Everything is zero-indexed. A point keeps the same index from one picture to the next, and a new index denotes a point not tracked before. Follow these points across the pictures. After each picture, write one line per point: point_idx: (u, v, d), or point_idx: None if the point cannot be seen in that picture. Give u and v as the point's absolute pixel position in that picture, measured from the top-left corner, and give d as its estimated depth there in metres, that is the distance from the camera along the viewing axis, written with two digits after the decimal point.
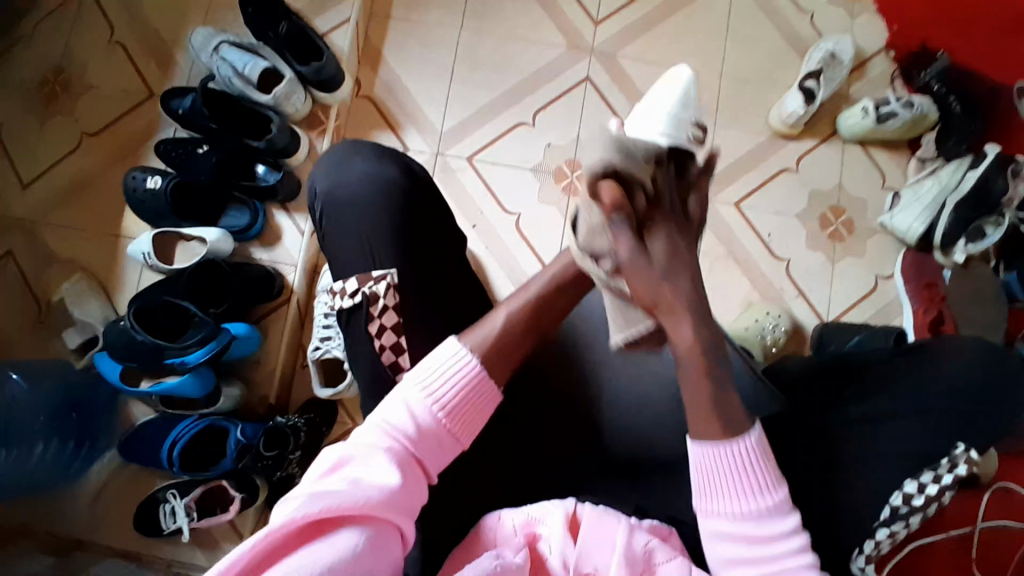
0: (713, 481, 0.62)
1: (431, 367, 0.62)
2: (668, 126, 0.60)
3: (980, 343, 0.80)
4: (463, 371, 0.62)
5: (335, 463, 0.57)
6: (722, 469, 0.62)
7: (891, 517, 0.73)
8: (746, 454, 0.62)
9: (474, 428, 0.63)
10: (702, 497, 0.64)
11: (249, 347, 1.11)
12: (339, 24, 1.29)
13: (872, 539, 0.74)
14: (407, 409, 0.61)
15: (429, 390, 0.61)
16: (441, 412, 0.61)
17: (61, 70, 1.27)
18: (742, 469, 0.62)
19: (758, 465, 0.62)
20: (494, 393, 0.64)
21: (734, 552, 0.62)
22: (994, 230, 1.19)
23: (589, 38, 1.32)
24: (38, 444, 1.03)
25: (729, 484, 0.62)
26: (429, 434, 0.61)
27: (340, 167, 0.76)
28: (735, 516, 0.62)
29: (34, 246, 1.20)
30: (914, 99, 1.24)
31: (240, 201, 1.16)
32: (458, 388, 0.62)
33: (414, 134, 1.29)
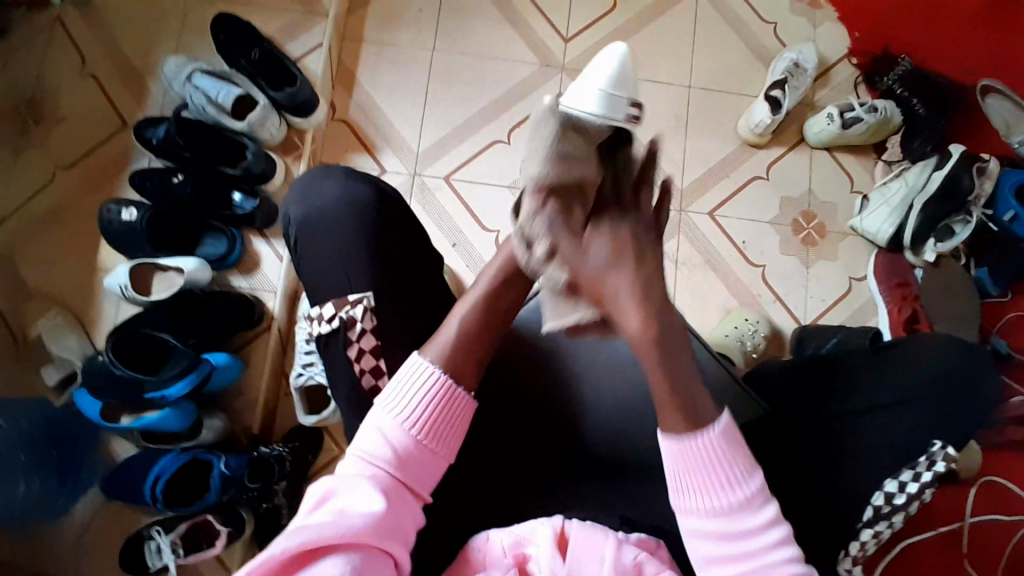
0: (683, 477, 0.61)
1: (399, 388, 0.63)
2: (599, 104, 0.56)
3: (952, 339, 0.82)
4: (432, 388, 0.63)
5: (319, 499, 0.57)
6: (695, 462, 0.60)
7: (874, 518, 0.74)
8: (716, 446, 0.60)
9: (453, 439, 0.64)
10: (678, 495, 0.62)
11: (230, 376, 1.10)
12: (312, 48, 1.30)
13: (857, 540, 0.74)
14: (383, 433, 0.61)
15: (400, 412, 0.62)
16: (416, 430, 0.62)
17: (31, 102, 1.26)
18: (716, 459, 0.60)
19: (727, 456, 0.60)
20: (467, 402, 0.65)
21: (711, 548, 0.61)
22: (963, 228, 1.22)
23: (560, 55, 1.35)
24: (21, 483, 1.00)
25: (700, 476, 0.60)
26: (409, 453, 0.61)
27: (311, 193, 0.77)
28: (709, 510, 0.61)
29: (7, 281, 1.18)
30: (876, 105, 1.28)
31: (217, 229, 1.15)
32: (429, 405, 0.63)
33: (391, 155, 1.30)
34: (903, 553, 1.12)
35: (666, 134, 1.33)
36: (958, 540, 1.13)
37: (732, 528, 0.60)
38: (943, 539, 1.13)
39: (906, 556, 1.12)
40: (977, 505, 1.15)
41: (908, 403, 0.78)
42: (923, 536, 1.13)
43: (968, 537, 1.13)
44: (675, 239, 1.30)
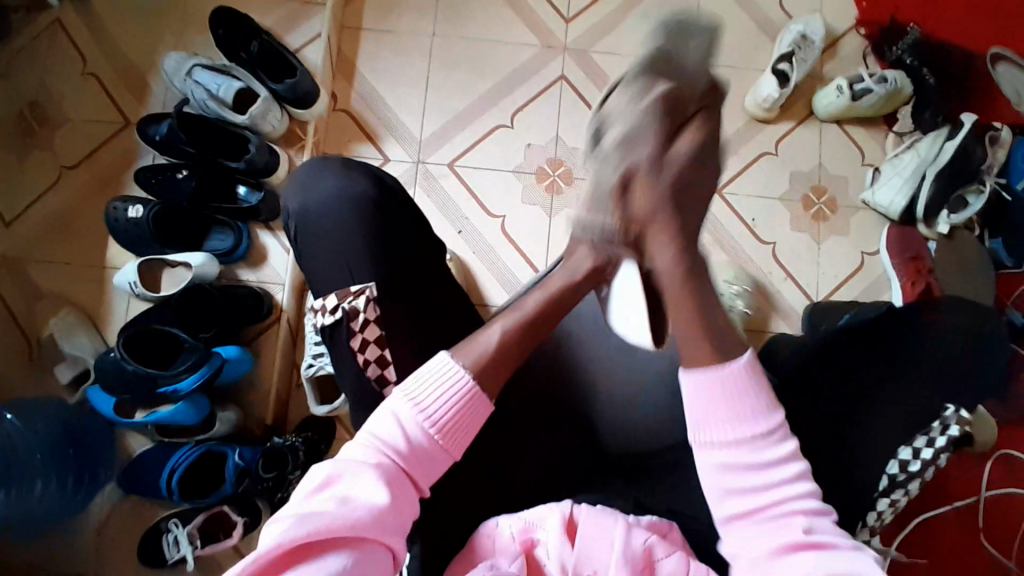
0: (705, 407, 0.61)
1: (422, 382, 0.62)
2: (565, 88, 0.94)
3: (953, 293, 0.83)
4: (455, 388, 0.62)
5: (324, 481, 0.57)
6: (712, 395, 0.61)
7: (891, 486, 0.80)
8: (734, 379, 0.61)
9: (467, 440, 0.63)
10: (698, 428, 0.62)
11: (243, 368, 1.10)
12: (311, 39, 1.29)
13: (876, 510, 0.80)
14: (397, 423, 0.60)
15: (419, 404, 0.61)
16: (432, 427, 0.60)
17: (35, 103, 1.26)
18: (733, 395, 0.61)
19: (747, 388, 0.61)
20: (488, 407, 0.63)
21: (733, 482, 0.60)
22: (977, 198, 1.20)
23: (561, 36, 1.33)
24: (37, 483, 1.00)
25: (718, 409, 0.61)
26: (420, 448, 0.60)
27: (311, 184, 0.76)
28: (729, 442, 0.60)
29: (19, 282, 1.19)
30: (887, 75, 1.25)
31: (222, 224, 1.15)
32: (449, 405, 0.61)
33: (393, 144, 1.29)
34: (918, 528, 1.12)
35: None
36: (975, 516, 1.13)
37: (751, 463, 0.60)
38: (960, 515, 1.13)
39: (923, 529, 1.12)
40: (995, 480, 1.14)
41: (890, 383, 0.86)
42: (939, 511, 1.13)
43: (985, 511, 1.13)
44: None
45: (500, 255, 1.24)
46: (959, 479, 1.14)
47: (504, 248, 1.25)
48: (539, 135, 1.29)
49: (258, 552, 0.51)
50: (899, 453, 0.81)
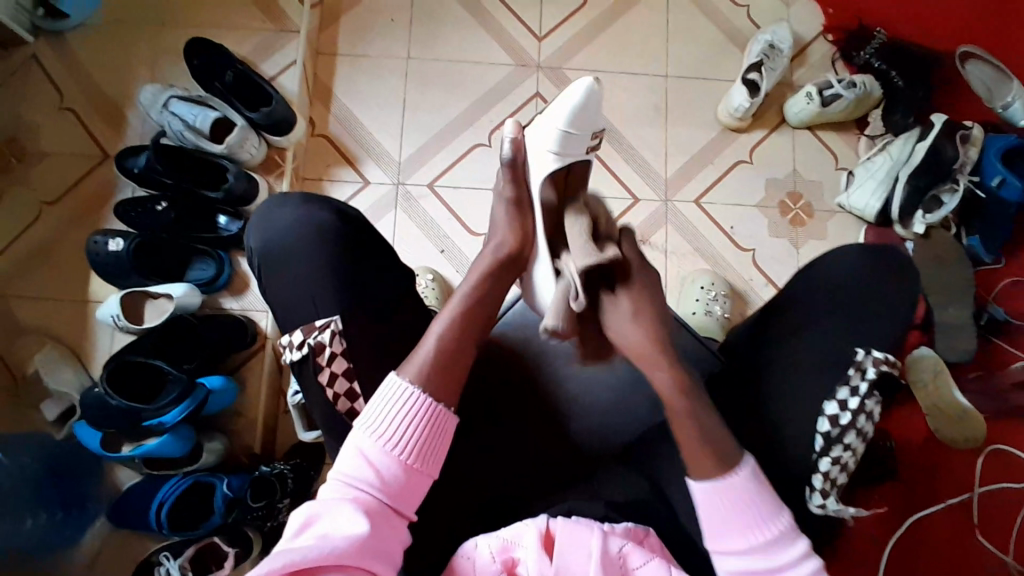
0: (718, 518, 0.63)
1: (378, 409, 0.63)
2: (556, 143, 0.76)
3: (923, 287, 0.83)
4: (411, 411, 0.62)
5: (302, 523, 0.57)
6: (727, 500, 0.63)
7: (826, 444, 0.73)
8: (744, 485, 0.64)
9: (439, 455, 0.64)
10: (712, 539, 0.64)
11: (226, 400, 1.11)
12: (286, 66, 1.31)
13: (818, 471, 0.73)
14: (364, 457, 0.61)
15: (381, 432, 0.62)
16: (398, 454, 0.61)
17: (13, 141, 1.27)
18: (749, 496, 0.63)
19: (756, 495, 0.63)
20: (451, 418, 0.65)
21: None
22: (950, 197, 1.22)
23: (534, 54, 1.35)
24: (27, 518, 1.02)
25: (732, 517, 0.63)
26: (393, 474, 0.61)
27: (267, 222, 0.77)
28: (743, 550, 0.63)
29: (3, 320, 1.19)
30: (856, 80, 1.28)
31: (204, 253, 1.15)
32: (410, 429, 0.62)
33: (372, 166, 1.30)
34: (912, 529, 1.12)
35: (647, 126, 1.33)
36: (969, 512, 1.13)
37: (767, 566, 0.62)
38: (954, 512, 1.14)
39: (918, 529, 1.12)
40: (985, 474, 1.15)
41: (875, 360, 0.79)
42: (933, 509, 1.13)
43: (979, 507, 1.13)
44: (663, 228, 1.29)
45: None
46: (949, 475, 1.15)
47: None
48: None
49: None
50: (826, 409, 0.74)
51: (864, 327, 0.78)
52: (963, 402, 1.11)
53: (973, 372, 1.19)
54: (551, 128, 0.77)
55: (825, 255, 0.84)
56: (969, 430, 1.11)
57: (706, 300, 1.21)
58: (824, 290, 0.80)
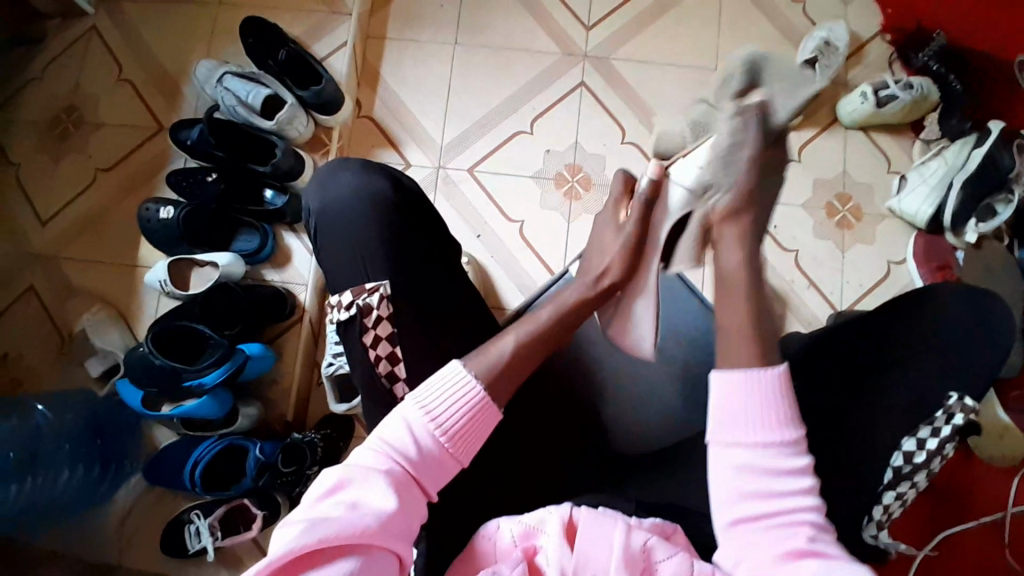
0: (732, 407, 0.59)
1: (434, 389, 0.64)
2: None
3: (982, 293, 0.80)
4: (464, 397, 0.63)
5: (332, 487, 0.58)
6: (744, 399, 0.59)
7: (896, 480, 0.75)
8: (770, 384, 0.59)
9: (476, 446, 0.64)
10: (718, 428, 0.60)
11: (265, 366, 1.13)
12: (338, 48, 1.33)
13: (880, 504, 0.75)
14: (408, 428, 0.62)
15: (429, 411, 0.62)
16: (440, 434, 0.62)
17: (72, 108, 1.32)
18: (775, 399, 0.59)
19: (777, 400, 0.59)
20: (498, 415, 0.65)
21: (750, 485, 0.58)
22: (1005, 208, 1.17)
23: (582, 43, 1.34)
24: (64, 471, 1.06)
25: (748, 413, 0.59)
26: (429, 454, 0.61)
27: (329, 184, 0.78)
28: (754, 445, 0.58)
29: (54, 280, 1.24)
30: (913, 81, 1.23)
31: (250, 225, 1.18)
32: (458, 414, 0.63)
33: (414, 149, 1.31)
34: (941, 543, 1.08)
35: None
36: (1001, 532, 1.08)
37: (772, 469, 0.58)
38: (986, 530, 1.09)
39: (947, 544, 1.08)
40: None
41: (964, 385, 0.77)
42: (964, 526, 1.09)
43: (1013, 528, 1.09)
44: None
45: (517, 259, 1.25)
46: (984, 493, 1.10)
47: (522, 252, 1.26)
48: (558, 141, 1.30)
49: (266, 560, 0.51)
50: (904, 445, 0.76)
51: (949, 364, 0.77)
52: (1004, 418, 1.09)
53: (1020, 390, 1.13)
54: None
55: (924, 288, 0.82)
56: (1010, 448, 1.09)
57: None
58: (911, 325, 0.80)
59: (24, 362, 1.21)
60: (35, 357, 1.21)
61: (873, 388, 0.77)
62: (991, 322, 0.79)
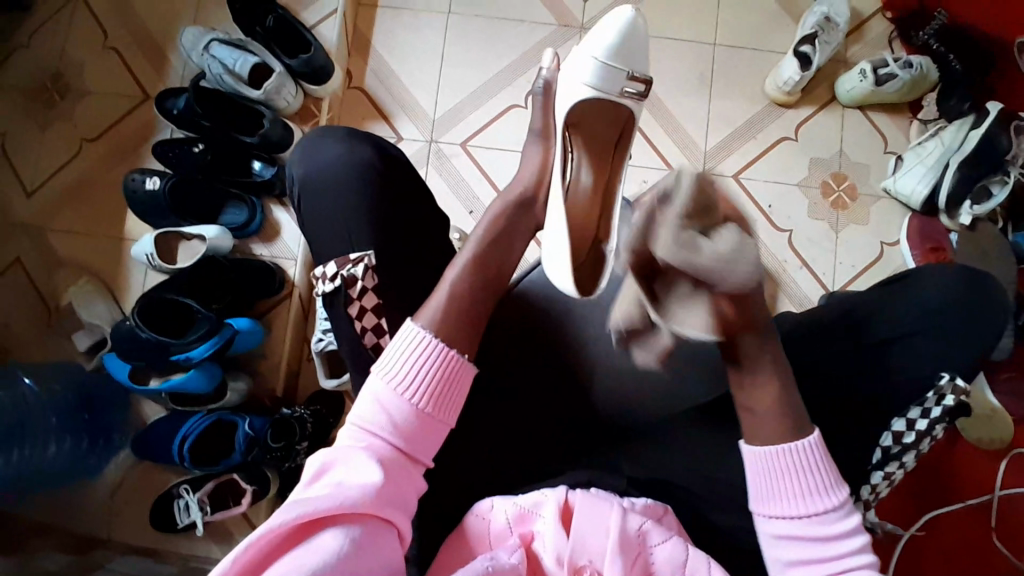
0: (773, 481, 0.63)
1: (394, 357, 0.63)
2: (596, 81, 0.78)
3: (974, 271, 0.79)
4: (425, 355, 0.63)
5: (317, 471, 0.58)
6: (784, 462, 0.63)
7: (884, 460, 0.74)
8: (808, 453, 0.63)
9: (451, 405, 0.64)
10: (761, 500, 0.64)
11: (253, 341, 1.13)
12: (328, 14, 1.28)
13: (868, 483, 0.75)
14: (378, 403, 0.62)
15: (395, 378, 0.62)
16: (414, 399, 0.62)
17: (57, 76, 1.28)
18: (804, 466, 0.62)
19: (818, 465, 0.62)
20: (467, 367, 0.65)
21: (797, 549, 0.61)
22: (1000, 189, 1.17)
23: (579, 15, 1.31)
24: (52, 444, 1.05)
25: (786, 480, 0.62)
26: (405, 420, 0.61)
27: (312, 152, 0.77)
28: (797, 514, 0.62)
29: (40, 252, 1.22)
30: (913, 59, 1.22)
31: (237, 198, 1.16)
32: (426, 376, 0.63)
33: (407, 122, 1.29)
34: (927, 525, 1.10)
35: (690, 94, 1.29)
36: (988, 514, 1.10)
37: (819, 536, 0.61)
38: (972, 512, 1.10)
39: (933, 525, 1.10)
40: (1008, 478, 1.11)
41: (957, 366, 0.76)
42: (950, 508, 1.10)
43: (1000, 510, 1.10)
44: None
45: None
46: (970, 474, 1.12)
47: None
48: None
49: (250, 538, 0.49)
50: (892, 425, 0.76)
51: (942, 348, 0.77)
52: (992, 402, 1.10)
53: (1010, 372, 1.15)
54: (590, 58, 0.79)
55: (921, 270, 0.82)
56: (996, 430, 1.10)
57: None
58: (907, 309, 0.79)
59: (12, 336, 1.19)
60: (22, 329, 1.19)
61: (861, 367, 0.78)
62: (985, 307, 0.77)
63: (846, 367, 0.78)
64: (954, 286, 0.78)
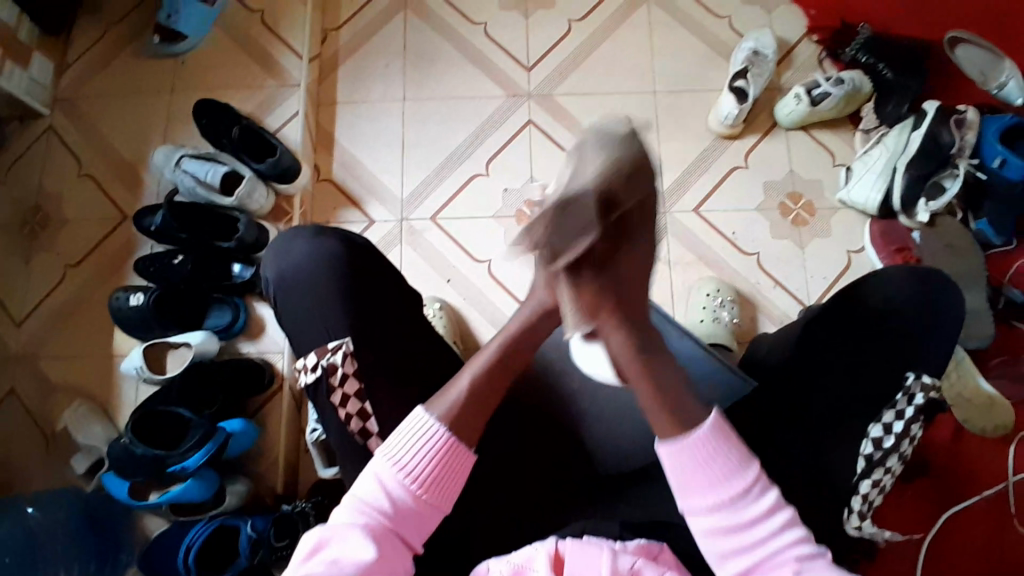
0: (683, 476, 0.59)
1: (400, 440, 0.64)
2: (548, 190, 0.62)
3: (919, 269, 0.82)
4: (429, 441, 0.63)
5: (313, 547, 0.59)
6: (689, 459, 0.59)
7: (869, 467, 0.74)
8: (706, 441, 0.58)
9: (450, 491, 0.64)
10: (680, 495, 0.60)
11: (249, 440, 1.14)
12: (289, 118, 1.37)
13: (859, 494, 0.74)
14: (379, 483, 0.63)
15: (398, 462, 0.63)
16: (413, 484, 0.62)
17: (37, 208, 1.34)
18: (711, 454, 0.59)
19: (720, 448, 0.59)
20: (470, 456, 0.65)
21: (722, 545, 0.59)
22: (952, 182, 1.21)
23: (524, 83, 1.39)
24: (60, 572, 1.05)
25: (697, 473, 0.59)
26: (404, 505, 0.62)
27: (286, 255, 0.80)
28: (709, 508, 0.59)
29: (33, 379, 1.25)
30: (843, 76, 1.29)
31: (220, 300, 1.20)
32: (427, 460, 0.63)
33: (376, 204, 1.34)
34: (944, 526, 1.08)
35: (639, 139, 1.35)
36: (1005, 502, 1.08)
37: (737, 522, 0.58)
38: (989, 503, 1.09)
39: (950, 525, 1.08)
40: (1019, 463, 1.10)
41: (934, 365, 0.78)
42: (966, 503, 1.08)
43: (1016, 497, 1.08)
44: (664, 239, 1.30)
45: (488, 296, 1.28)
46: (981, 467, 1.10)
47: (493, 289, 1.28)
48: (514, 179, 1.34)
49: None
50: (870, 432, 0.75)
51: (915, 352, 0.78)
52: (986, 390, 1.11)
53: (999, 357, 1.17)
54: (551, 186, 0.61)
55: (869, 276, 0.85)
56: (996, 418, 1.10)
57: (713, 307, 1.21)
58: (874, 318, 0.80)
59: (9, 467, 1.20)
60: (20, 459, 1.20)
61: (834, 382, 0.79)
62: (946, 305, 0.79)
63: (824, 386, 0.79)
64: (913, 289, 0.80)
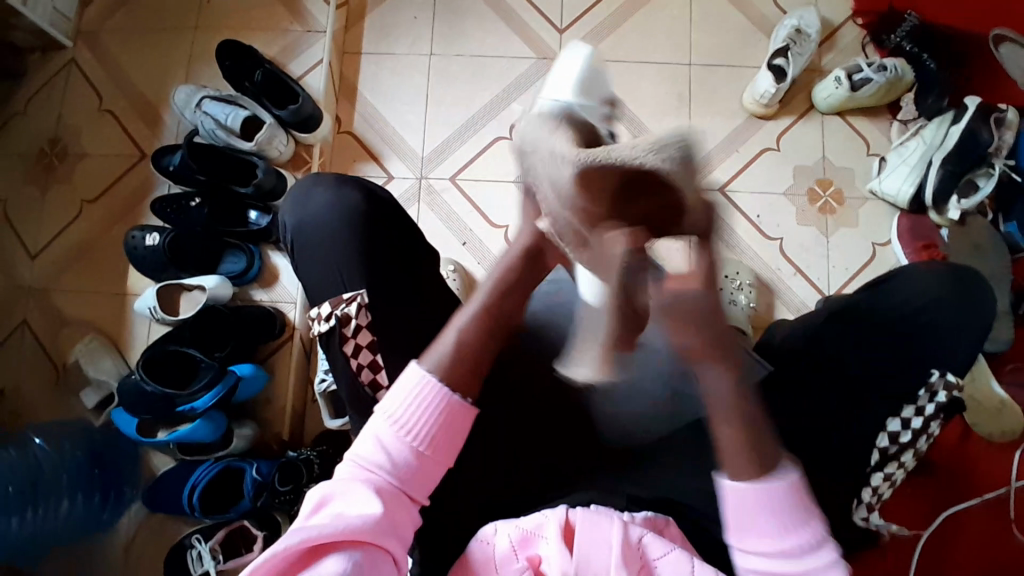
0: (745, 520, 0.58)
1: (397, 396, 0.63)
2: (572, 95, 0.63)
3: (951, 267, 0.80)
4: (428, 397, 0.63)
5: (317, 503, 0.59)
6: (757, 509, 0.58)
7: (883, 459, 0.77)
8: (778, 492, 0.57)
9: (451, 446, 0.64)
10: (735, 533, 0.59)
11: (257, 386, 1.14)
12: (313, 66, 1.34)
13: (869, 485, 0.77)
14: (378, 440, 0.62)
15: (397, 419, 0.62)
16: (414, 440, 0.62)
17: (56, 141, 1.33)
18: (780, 505, 0.57)
19: (793, 505, 0.57)
20: (470, 410, 0.64)
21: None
22: (986, 181, 1.18)
23: (555, 46, 1.35)
24: (64, 501, 1.08)
25: (759, 521, 0.58)
26: (404, 461, 0.62)
27: (305, 203, 0.79)
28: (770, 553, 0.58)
29: (46, 311, 1.25)
30: (886, 62, 1.24)
31: (234, 246, 1.20)
32: (426, 416, 0.63)
33: (395, 160, 1.32)
34: (942, 525, 1.07)
35: (669, 113, 1.31)
36: (1006, 509, 1.08)
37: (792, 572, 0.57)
38: (990, 507, 1.08)
39: (949, 525, 1.07)
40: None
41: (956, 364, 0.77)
42: (967, 504, 1.08)
43: (1018, 504, 1.08)
44: None
45: None
46: (986, 470, 1.10)
47: None
48: None
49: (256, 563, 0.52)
50: (888, 426, 0.77)
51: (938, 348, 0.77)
52: (998, 393, 1.10)
53: (1014, 363, 1.15)
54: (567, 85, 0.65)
55: (896, 271, 0.83)
56: (1006, 422, 1.09)
57: (730, 289, 1.19)
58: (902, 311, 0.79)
59: (21, 396, 1.21)
60: (32, 389, 1.22)
61: (854, 372, 0.77)
62: (972, 303, 0.77)
63: (843, 376, 0.78)
64: (940, 287, 0.78)
